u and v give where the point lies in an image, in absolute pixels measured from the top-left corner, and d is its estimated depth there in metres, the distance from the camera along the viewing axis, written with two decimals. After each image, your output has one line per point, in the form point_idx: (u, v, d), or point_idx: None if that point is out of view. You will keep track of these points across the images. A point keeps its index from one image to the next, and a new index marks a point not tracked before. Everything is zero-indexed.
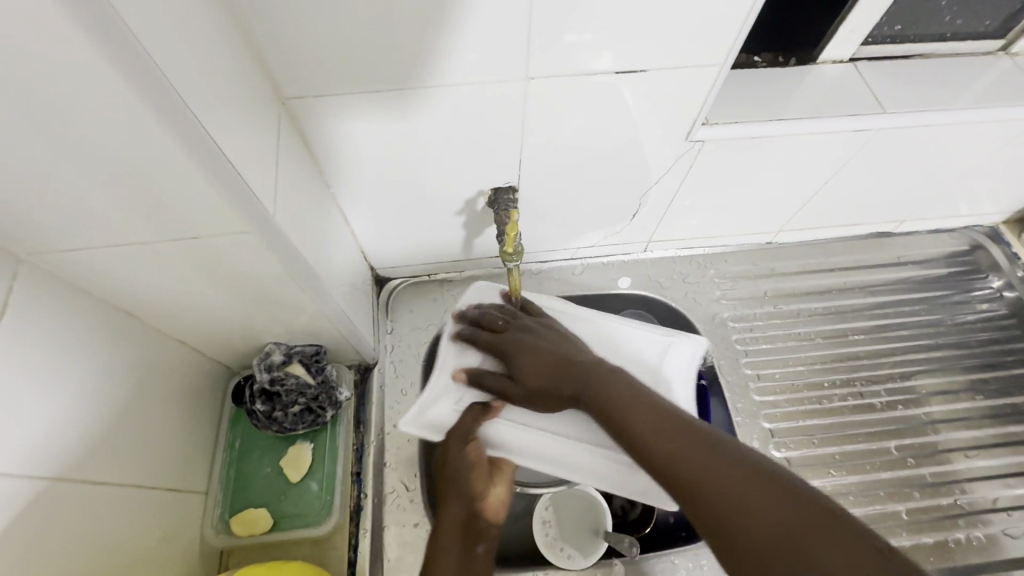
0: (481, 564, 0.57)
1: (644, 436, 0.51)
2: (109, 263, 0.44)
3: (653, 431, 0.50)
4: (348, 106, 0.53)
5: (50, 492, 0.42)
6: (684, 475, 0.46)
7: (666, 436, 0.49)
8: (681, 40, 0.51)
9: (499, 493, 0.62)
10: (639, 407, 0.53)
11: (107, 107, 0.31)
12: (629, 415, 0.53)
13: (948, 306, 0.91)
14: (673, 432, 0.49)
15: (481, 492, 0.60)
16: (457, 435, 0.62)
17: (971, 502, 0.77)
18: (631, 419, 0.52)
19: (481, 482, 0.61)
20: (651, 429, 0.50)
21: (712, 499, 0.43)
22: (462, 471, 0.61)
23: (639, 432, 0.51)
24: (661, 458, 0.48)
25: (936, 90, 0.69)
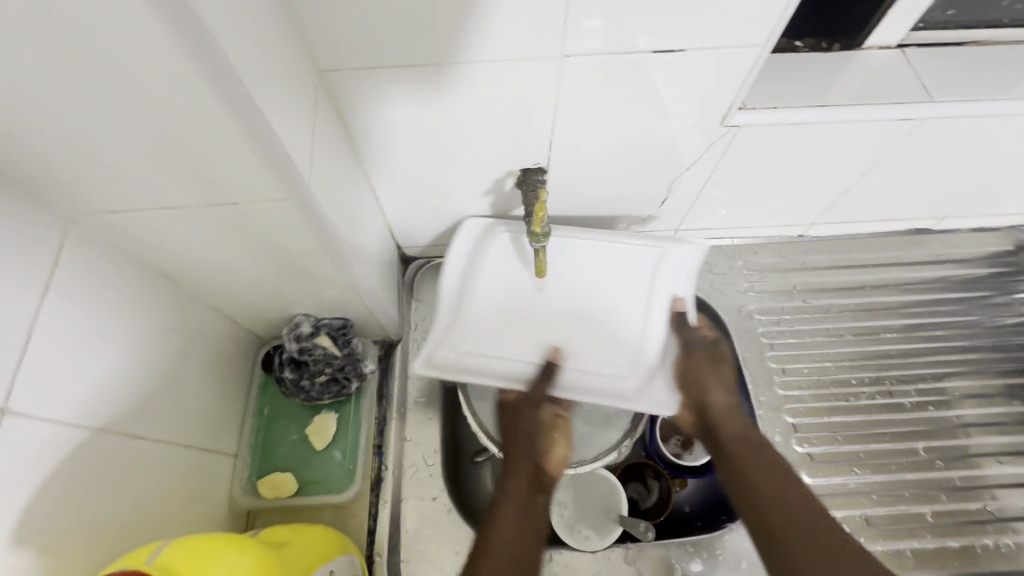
0: (543, 510, 0.59)
1: (751, 467, 0.58)
2: (150, 224, 0.45)
3: (772, 487, 0.56)
4: (385, 83, 0.53)
5: (92, 443, 0.44)
6: (789, 542, 0.51)
7: (791, 505, 0.54)
8: (724, 20, 0.50)
9: (560, 452, 0.65)
10: (768, 468, 0.58)
11: (154, 68, 0.31)
12: (754, 473, 0.58)
13: (987, 307, 0.88)
14: (794, 502, 0.54)
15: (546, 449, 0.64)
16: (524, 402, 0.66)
17: (1000, 508, 0.75)
18: (755, 479, 0.57)
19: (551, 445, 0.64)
20: (782, 504, 0.54)
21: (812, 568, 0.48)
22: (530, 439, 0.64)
23: (759, 489, 0.56)
24: (771, 515, 0.53)
25: (988, 80, 0.66)
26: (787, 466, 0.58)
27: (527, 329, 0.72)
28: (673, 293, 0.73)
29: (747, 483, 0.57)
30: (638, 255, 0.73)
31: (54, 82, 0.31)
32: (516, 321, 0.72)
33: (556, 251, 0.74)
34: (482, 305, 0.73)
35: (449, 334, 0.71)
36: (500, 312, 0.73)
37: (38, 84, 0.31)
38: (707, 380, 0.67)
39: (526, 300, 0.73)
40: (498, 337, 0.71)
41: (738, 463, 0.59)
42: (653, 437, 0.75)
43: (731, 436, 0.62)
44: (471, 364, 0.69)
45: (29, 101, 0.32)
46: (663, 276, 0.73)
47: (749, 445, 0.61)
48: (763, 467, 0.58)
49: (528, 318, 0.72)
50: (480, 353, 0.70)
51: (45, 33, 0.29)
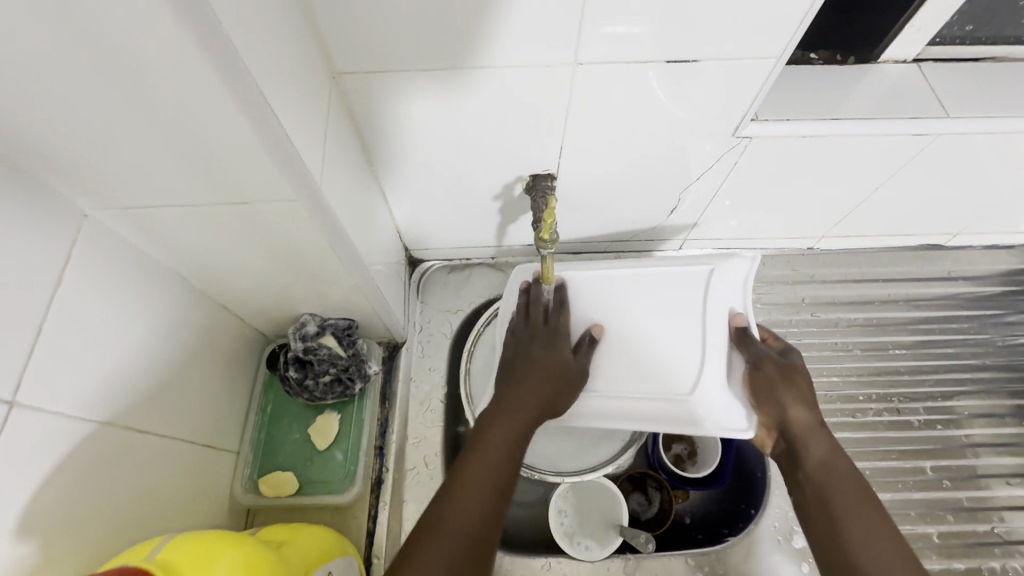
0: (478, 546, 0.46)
1: (833, 490, 0.51)
2: (163, 222, 0.45)
3: (867, 531, 0.48)
4: (399, 86, 0.54)
5: (97, 436, 0.44)
6: None
7: (880, 549, 0.47)
8: (740, 29, 0.49)
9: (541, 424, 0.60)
10: (852, 501, 0.50)
11: (172, 70, 0.32)
12: (842, 507, 0.50)
13: (999, 325, 0.87)
14: (895, 555, 0.46)
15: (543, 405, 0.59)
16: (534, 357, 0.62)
17: (1008, 531, 0.74)
18: (842, 516, 0.49)
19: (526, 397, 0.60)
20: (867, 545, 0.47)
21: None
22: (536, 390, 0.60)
23: (846, 532, 0.48)
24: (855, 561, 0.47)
25: (1006, 97, 0.65)
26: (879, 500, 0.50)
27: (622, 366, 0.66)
28: (730, 307, 0.68)
29: (832, 518, 0.50)
30: (687, 282, 0.69)
31: (72, 78, 0.32)
32: (607, 360, 0.67)
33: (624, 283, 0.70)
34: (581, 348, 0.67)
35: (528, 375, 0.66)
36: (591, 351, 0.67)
37: (58, 81, 0.32)
38: (782, 392, 0.58)
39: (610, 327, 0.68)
40: (600, 381, 0.66)
41: (819, 492, 0.52)
42: (656, 446, 0.74)
43: (815, 460, 0.54)
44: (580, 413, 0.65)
45: (49, 98, 0.33)
46: (717, 292, 0.67)
47: (830, 467, 0.53)
48: (849, 494, 0.51)
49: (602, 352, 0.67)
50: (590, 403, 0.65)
51: (65, 30, 0.29)
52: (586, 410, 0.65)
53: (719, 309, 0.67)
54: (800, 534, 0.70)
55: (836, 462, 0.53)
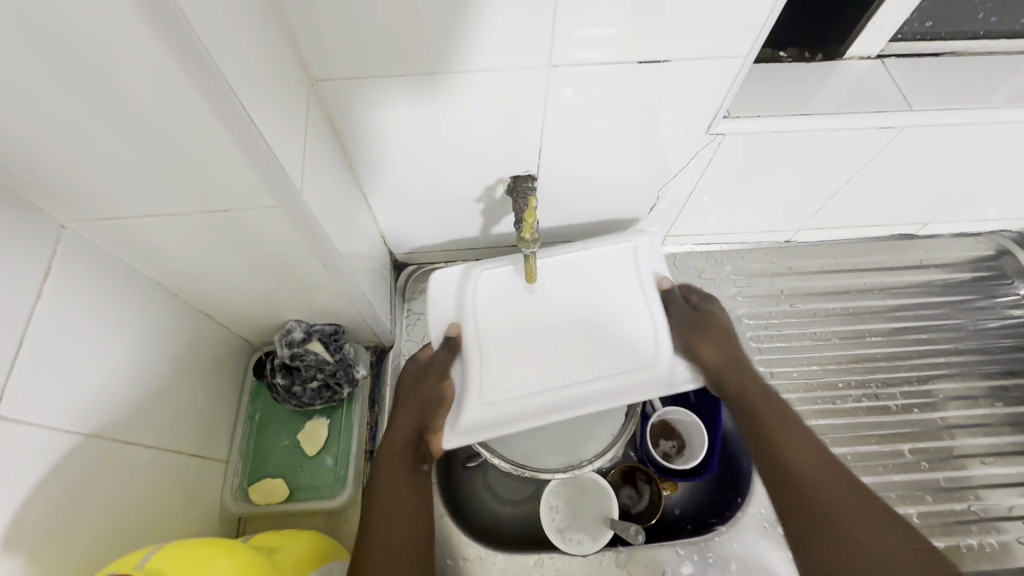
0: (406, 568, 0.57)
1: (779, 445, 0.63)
2: (144, 232, 0.45)
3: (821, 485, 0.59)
4: (377, 92, 0.54)
5: (84, 447, 0.44)
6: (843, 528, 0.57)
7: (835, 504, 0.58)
8: (709, 28, 0.51)
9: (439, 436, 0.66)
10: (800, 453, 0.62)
11: (150, 80, 0.32)
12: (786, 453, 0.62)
13: (971, 310, 0.90)
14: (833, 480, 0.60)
15: (433, 425, 0.65)
16: (433, 373, 0.66)
17: (985, 508, 0.76)
18: (793, 471, 0.61)
19: (434, 414, 0.65)
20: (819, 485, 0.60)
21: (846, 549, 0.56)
22: (424, 403, 0.66)
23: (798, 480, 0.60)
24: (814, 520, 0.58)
25: (966, 90, 0.67)
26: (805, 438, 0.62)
27: (536, 355, 0.66)
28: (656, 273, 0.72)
29: (785, 474, 0.61)
30: (564, 269, 0.71)
31: (48, 91, 0.32)
32: (528, 352, 0.66)
33: (500, 281, 0.70)
34: (487, 342, 0.67)
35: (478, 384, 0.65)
36: (500, 345, 0.67)
37: (34, 94, 0.32)
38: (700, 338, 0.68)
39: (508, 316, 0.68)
40: (520, 378, 0.65)
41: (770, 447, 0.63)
42: (645, 440, 0.75)
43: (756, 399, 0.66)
44: (510, 412, 0.63)
45: (24, 112, 0.33)
46: (644, 261, 0.71)
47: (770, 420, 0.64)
48: (788, 441, 0.63)
49: (536, 347, 0.66)
50: (516, 399, 0.64)
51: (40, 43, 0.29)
52: (538, 403, 0.64)
53: (594, 292, 0.69)
54: None
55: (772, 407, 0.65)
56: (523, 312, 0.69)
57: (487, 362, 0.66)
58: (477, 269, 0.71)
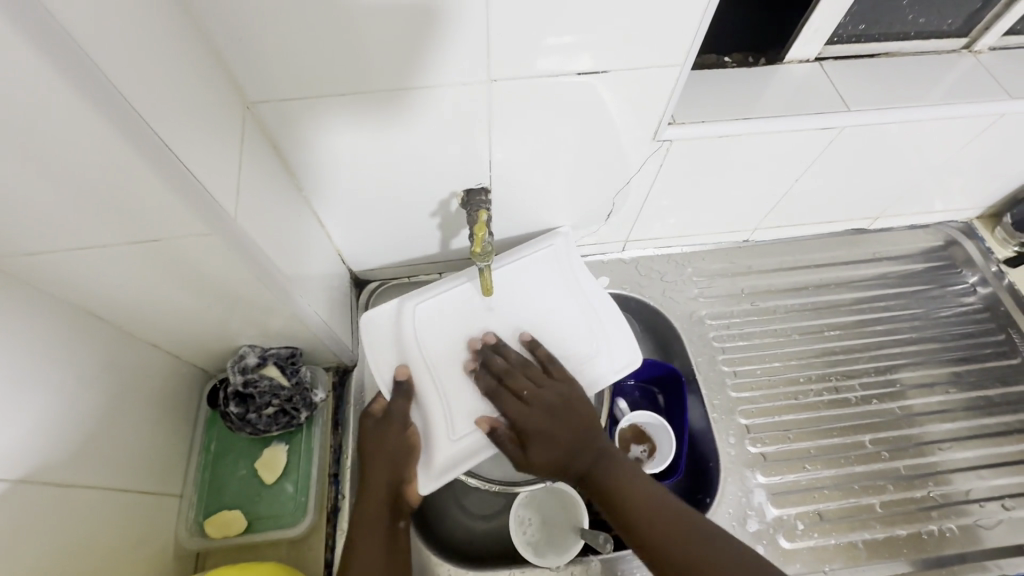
0: None
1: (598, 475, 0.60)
2: (70, 265, 0.44)
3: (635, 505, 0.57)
4: (316, 112, 0.54)
5: (15, 493, 0.42)
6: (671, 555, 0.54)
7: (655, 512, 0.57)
8: (644, 40, 0.52)
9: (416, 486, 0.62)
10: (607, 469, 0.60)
11: (52, 110, 0.31)
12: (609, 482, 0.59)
13: (925, 299, 0.92)
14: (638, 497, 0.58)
15: (409, 476, 0.61)
16: (396, 420, 0.63)
17: (945, 493, 0.78)
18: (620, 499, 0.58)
19: (407, 464, 0.61)
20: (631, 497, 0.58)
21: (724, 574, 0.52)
22: (397, 453, 0.61)
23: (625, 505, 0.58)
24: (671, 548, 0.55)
25: (901, 88, 0.70)
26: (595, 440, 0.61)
27: (487, 377, 0.65)
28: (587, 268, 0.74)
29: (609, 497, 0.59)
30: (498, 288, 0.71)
31: None
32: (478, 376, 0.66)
33: (438, 310, 0.69)
34: (436, 371, 0.66)
35: (441, 423, 0.63)
36: (449, 373, 0.66)
37: None
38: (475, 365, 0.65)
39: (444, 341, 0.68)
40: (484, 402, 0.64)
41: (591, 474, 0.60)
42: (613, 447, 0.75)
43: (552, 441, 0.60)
44: (482, 439, 0.62)
45: None
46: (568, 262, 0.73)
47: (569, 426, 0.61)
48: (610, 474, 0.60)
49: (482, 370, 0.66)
50: (485, 425, 0.63)
51: None
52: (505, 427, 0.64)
53: (535, 307, 0.70)
54: (752, 518, 0.74)
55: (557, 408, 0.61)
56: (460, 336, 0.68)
57: (443, 394, 0.64)
58: (412, 300, 0.70)
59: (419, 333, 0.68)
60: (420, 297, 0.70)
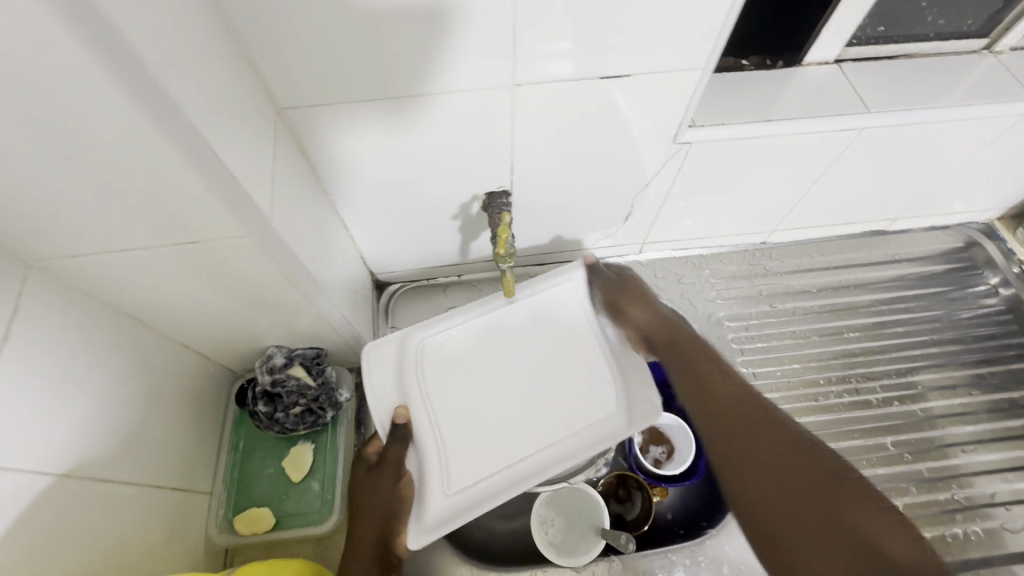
0: None
1: (729, 430, 0.56)
2: (112, 268, 0.45)
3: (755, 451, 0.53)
4: (344, 117, 0.55)
5: (60, 488, 0.44)
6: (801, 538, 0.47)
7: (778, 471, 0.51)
8: (665, 45, 0.53)
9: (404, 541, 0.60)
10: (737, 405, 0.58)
11: (108, 119, 0.33)
12: (741, 443, 0.54)
13: (946, 301, 0.91)
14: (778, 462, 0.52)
15: (400, 529, 0.59)
16: (390, 468, 0.60)
17: (969, 496, 0.77)
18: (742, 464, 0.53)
19: (398, 517, 0.59)
20: (763, 460, 0.52)
21: (819, 568, 0.45)
22: (389, 504, 0.60)
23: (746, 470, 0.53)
24: (773, 513, 0.49)
25: (921, 89, 0.70)
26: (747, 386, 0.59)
27: (490, 424, 0.65)
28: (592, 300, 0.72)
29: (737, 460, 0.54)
30: (502, 323, 0.70)
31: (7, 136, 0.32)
32: (485, 416, 0.65)
33: (444, 345, 0.68)
34: (435, 413, 0.65)
35: (438, 475, 0.62)
36: (450, 418, 0.65)
37: None
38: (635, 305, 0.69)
39: (450, 377, 0.67)
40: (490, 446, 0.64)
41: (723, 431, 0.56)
42: (634, 449, 0.75)
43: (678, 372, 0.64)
44: (488, 488, 0.62)
45: None
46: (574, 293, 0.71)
47: (725, 391, 0.59)
48: (751, 432, 0.55)
49: (485, 417, 0.65)
50: (485, 477, 0.62)
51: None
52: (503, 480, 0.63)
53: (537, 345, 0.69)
54: None
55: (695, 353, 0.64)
56: (466, 372, 0.67)
57: (443, 439, 0.64)
58: (419, 330, 0.68)
59: (423, 371, 0.67)
60: (422, 331, 0.68)
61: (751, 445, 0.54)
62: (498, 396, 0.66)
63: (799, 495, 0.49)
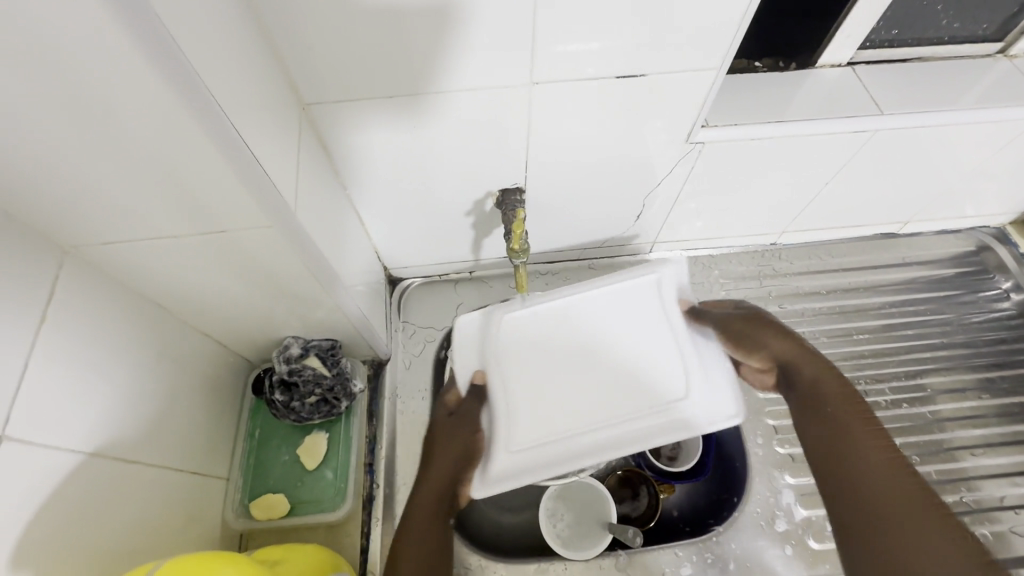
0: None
1: (865, 456, 0.68)
2: (142, 255, 0.47)
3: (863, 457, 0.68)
4: (366, 113, 0.56)
5: (88, 466, 0.45)
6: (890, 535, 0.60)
7: (881, 450, 0.69)
8: (681, 46, 0.54)
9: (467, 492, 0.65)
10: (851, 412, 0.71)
11: (148, 110, 0.34)
12: (852, 458, 0.67)
13: (957, 305, 0.91)
14: (906, 484, 0.65)
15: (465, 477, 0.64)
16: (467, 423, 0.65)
17: (977, 499, 0.77)
18: (863, 481, 0.65)
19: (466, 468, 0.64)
20: (869, 479, 0.65)
21: (887, 549, 0.60)
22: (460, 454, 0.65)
23: (859, 483, 0.65)
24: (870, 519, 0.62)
25: (934, 93, 0.70)
26: (867, 412, 0.71)
27: (563, 395, 0.60)
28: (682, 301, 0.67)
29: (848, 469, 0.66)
30: (589, 301, 0.66)
31: (52, 124, 0.34)
32: (567, 386, 0.61)
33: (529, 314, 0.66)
34: (514, 374, 0.63)
35: (507, 433, 0.60)
36: (524, 380, 0.62)
37: (41, 127, 0.34)
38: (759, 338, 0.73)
39: (534, 347, 0.64)
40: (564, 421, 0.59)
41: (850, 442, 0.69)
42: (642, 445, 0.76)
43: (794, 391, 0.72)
44: (549, 457, 0.58)
45: (24, 140, 0.34)
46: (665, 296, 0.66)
47: (834, 416, 0.71)
48: (857, 450, 0.68)
49: (559, 382, 0.61)
50: (551, 444, 0.58)
51: (44, 79, 0.31)
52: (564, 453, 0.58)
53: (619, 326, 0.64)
54: (781, 518, 0.73)
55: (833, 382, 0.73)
56: (551, 347, 0.64)
57: (515, 397, 0.61)
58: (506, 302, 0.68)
59: (505, 338, 0.65)
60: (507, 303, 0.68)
61: (857, 469, 0.66)
62: (580, 373, 0.62)
63: (904, 518, 0.61)
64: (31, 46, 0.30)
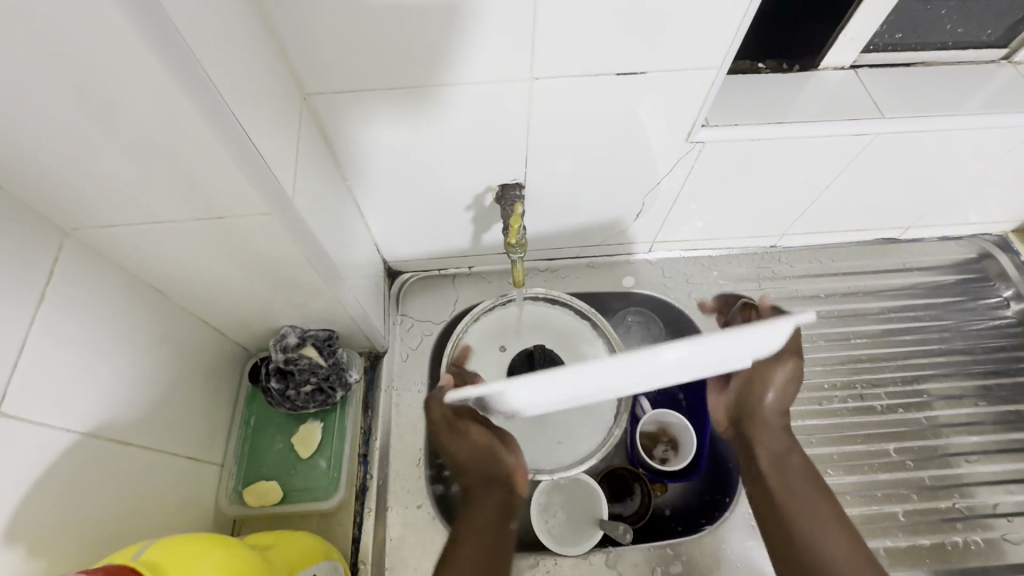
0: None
1: (800, 506, 0.63)
2: (140, 239, 0.47)
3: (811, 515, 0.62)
4: (366, 105, 0.57)
5: (83, 447, 0.46)
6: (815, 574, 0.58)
7: (835, 533, 0.60)
8: (681, 44, 0.54)
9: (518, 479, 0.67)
10: (808, 486, 0.65)
11: (149, 95, 0.35)
12: (799, 513, 0.63)
13: (956, 311, 0.91)
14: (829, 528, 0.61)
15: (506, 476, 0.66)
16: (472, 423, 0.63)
17: (970, 506, 0.77)
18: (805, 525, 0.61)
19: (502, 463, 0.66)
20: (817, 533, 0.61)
21: None
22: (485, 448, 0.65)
23: (801, 527, 0.61)
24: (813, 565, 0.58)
25: (937, 97, 0.70)
26: (814, 480, 0.66)
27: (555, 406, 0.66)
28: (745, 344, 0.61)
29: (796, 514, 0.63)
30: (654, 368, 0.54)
31: (53, 105, 0.34)
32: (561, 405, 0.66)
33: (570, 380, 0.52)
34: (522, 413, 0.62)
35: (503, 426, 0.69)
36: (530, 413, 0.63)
37: (41, 106, 0.34)
38: (782, 381, 0.70)
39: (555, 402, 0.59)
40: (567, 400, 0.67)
41: (786, 494, 0.65)
42: (635, 443, 0.76)
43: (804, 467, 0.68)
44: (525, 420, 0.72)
45: (26, 121, 0.35)
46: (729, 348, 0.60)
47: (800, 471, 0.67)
48: (807, 500, 0.64)
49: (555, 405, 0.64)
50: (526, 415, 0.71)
51: (49, 62, 0.32)
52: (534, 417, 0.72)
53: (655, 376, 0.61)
54: None
55: (788, 451, 0.69)
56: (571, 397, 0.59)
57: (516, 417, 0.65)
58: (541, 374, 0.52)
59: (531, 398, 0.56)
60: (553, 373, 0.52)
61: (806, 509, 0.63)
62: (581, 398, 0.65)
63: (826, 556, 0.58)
64: (32, 26, 0.30)
